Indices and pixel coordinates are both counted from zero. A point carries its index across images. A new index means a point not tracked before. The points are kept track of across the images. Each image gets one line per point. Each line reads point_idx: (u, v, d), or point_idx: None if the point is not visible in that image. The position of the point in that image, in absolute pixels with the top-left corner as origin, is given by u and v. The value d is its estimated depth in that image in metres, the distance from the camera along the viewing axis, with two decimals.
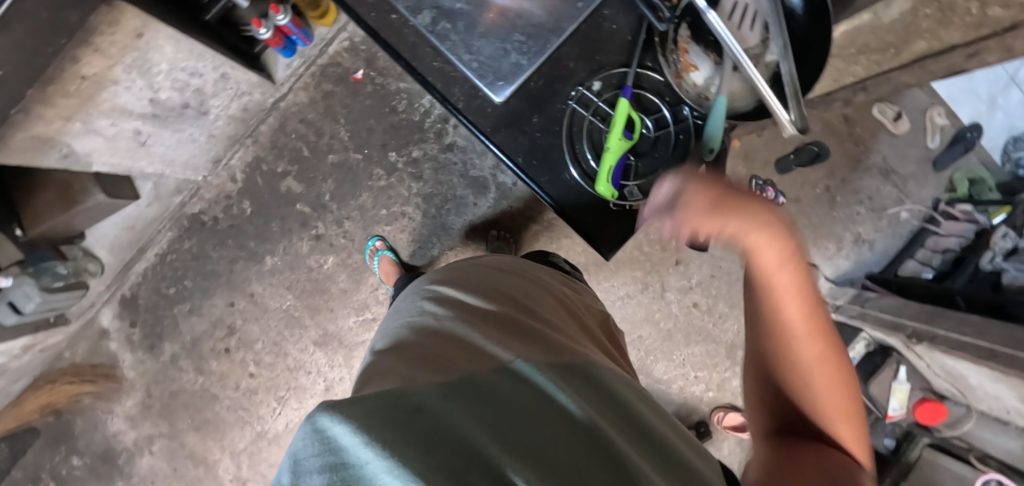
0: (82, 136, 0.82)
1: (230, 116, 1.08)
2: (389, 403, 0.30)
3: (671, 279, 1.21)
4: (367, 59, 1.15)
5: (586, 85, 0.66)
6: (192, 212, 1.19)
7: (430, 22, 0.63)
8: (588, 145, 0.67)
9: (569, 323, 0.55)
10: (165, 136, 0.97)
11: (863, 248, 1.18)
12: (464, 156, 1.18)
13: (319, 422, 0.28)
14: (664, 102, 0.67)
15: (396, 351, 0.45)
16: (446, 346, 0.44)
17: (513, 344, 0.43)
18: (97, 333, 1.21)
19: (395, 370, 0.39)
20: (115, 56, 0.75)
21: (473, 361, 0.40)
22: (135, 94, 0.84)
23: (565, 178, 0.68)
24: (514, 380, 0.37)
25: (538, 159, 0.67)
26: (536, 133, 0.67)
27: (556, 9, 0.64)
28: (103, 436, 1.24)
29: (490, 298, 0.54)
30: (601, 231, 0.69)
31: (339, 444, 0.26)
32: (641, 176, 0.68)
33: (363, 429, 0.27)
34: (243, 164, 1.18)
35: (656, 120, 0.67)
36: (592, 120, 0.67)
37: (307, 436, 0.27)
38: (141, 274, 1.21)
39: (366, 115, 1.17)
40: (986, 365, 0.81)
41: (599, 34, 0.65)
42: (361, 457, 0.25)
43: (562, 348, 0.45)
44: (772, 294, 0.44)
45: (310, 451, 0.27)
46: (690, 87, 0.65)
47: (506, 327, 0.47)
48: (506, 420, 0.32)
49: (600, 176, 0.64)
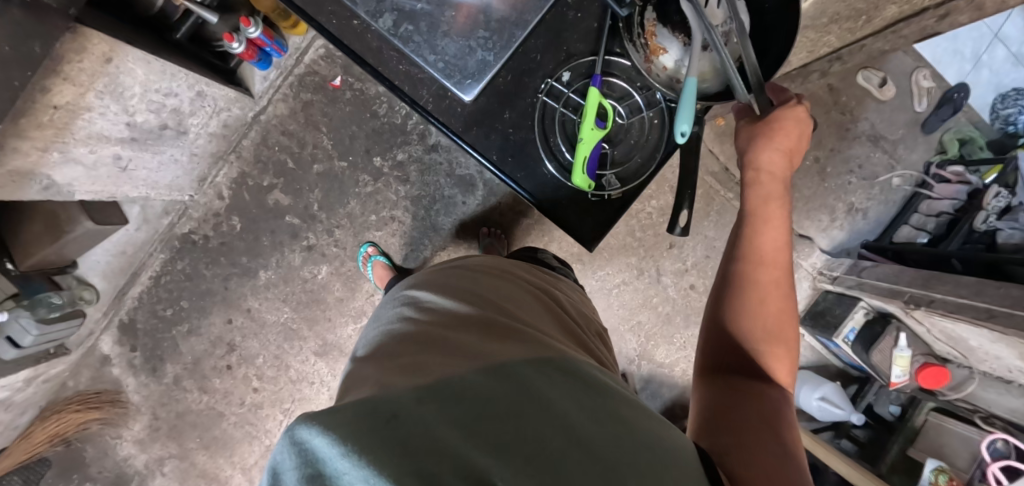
0: (61, 166, 0.82)
1: (210, 133, 1.07)
2: (364, 412, 0.31)
3: (666, 263, 1.20)
4: (343, 65, 1.14)
5: (555, 77, 0.66)
6: (182, 232, 1.18)
7: (392, 25, 0.61)
8: (562, 137, 0.67)
9: (549, 320, 0.56)
10: (147, 159, 0.97)
11: (857, 217, 1.18)
12: (449, 155, 1.17)
13: (297, 436, 0.29)
14: (635, 88, 0.67)
15: (375, 360, 0.45)
16: (422, 350, 0.44)
17: (490, 346, 0.44)
18: (98, 360, 1.21)
19: (373, 378, 0.40)
20: (85, 84, 0.76)
21: (448, 362, 0.41)
22: (111, 120, 0.84)
23: (542, 172, 0.67)
24: (490, 377, 0.38)
25: (513, 156, 0.67)
26: (508, 129, 0.66)
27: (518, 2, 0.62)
28: (114, 461, 1.25)
29: (467, 298, 0.54)
30: (582, 224, 0.69)
31: (318, 455, 0.28)
32: (617, 164, 0.69)
33: (339, 438, 0.28)
34: (229, 181, 1.17)
35: (628, 107, 0.68)
36: (564, 111, 0.66)
37: (288, 449, 0.29)
38: (136, 298, 1.20)
39: (347, 122, 1.16)
40: (986, 326, 0.80)
41: (566, 23, 0.64)
42: (339, 468, 0.27)
43: (538, 345, 0.45)
44: (766, 213, 0.55)
45: (290, 463, 0.28)
46: (661, 70, 0.63)
47: (486, 330, 0.48)
48: (485, 416, 0.33)
49: (576, 168, 0.65)
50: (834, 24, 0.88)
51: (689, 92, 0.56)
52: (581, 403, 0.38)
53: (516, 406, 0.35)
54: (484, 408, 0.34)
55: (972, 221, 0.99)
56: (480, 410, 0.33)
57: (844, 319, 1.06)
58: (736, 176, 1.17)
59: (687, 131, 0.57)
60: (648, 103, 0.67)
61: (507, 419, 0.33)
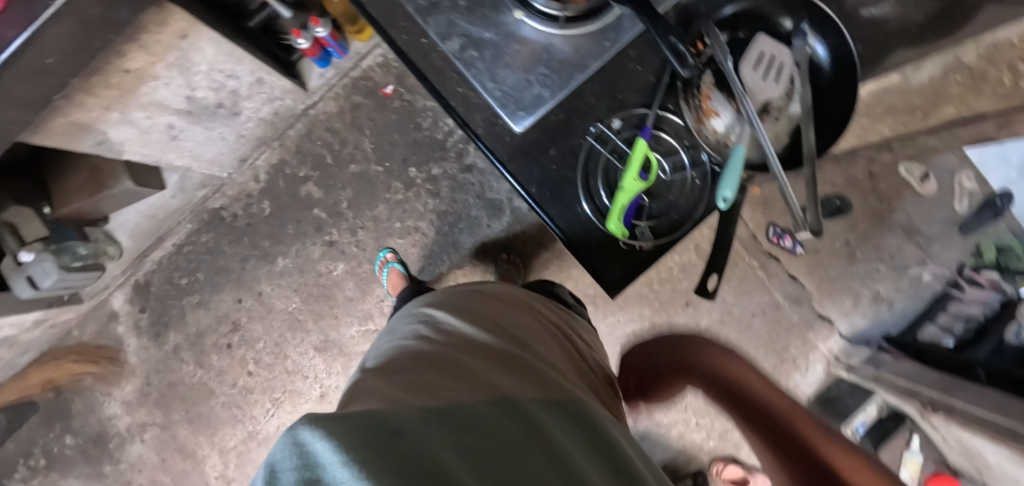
0: (118, 125, 0.85)
1: (260, 118, 1.11)
2: (375, 424, 0.30)
3: (679, 321, 1.19)
4: (397, 76, 1.19)
5: (606, 120, 0.56)
6: (213, 207, 1.21)
7: (458, 49, 0.54)
8: (604, 182, 0.57)
9: (563, 360, 0.55)
10: (196, 132, 1.01)
11: (881, 307, 1.14)
12: (482, 178, 1.19)
13: (299, 437, 0.27)
14: (682, 146, 0.57)
15: (384, 373, 0.44)
16: (432, 373, 0.43)
17: (503, 379, 0.43)
18: (106, 315, 1.24)
19: (383, 392, 0.39)
20: (158, 54, 0.79)
21: (460, 390, 0.39)
22: (173, 91, 0.88)
23: (576, 214, 0.56)
24: (502, 412, 0.37)
25: (553, 191, 0.56)
26: (551, 165, 0.56)
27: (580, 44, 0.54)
28: (98, 418, 1.26)
29: (485, 326, 0.53)
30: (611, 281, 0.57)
31: (318, 460, 0.26)
32: (652, 217, 0.57)
33: (341, 445, 0.26)
34: (268, 166, 1.21)
35: (673, 163, 0.57)
36: (609, 157, 0.56)
37: (287, 448, 0.27)
38: (157, 262, 1.23)
39: (390, 129, 1.20)
40: (1005, 444, 0.76)
41: (624, 72, 0.56)
42: (338, 475, 0.25)
43: (552, 387, 0.44)
44: None
45: (287, 463, 0.26)
46: (710, 136, 0.55)
47: (502, 363, 0.47)
48: (492, 455, 0.31)
49: (613, 213, 0.53)
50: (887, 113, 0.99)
51: (737, 157, 0.51)
52: (589, 460, 0.36)
53: (524, 446, 0.33)
54: (491, 444, 0.32)
55: (1003, 332, 0.95)
56: (490, 447, 0.32)
57: (856, 411, 1.10)
58: (764, 246, 1.16)
59: (730, 198, 0.51)
60: (693, 164, 0.57)
61: (514, 459, 0.32)
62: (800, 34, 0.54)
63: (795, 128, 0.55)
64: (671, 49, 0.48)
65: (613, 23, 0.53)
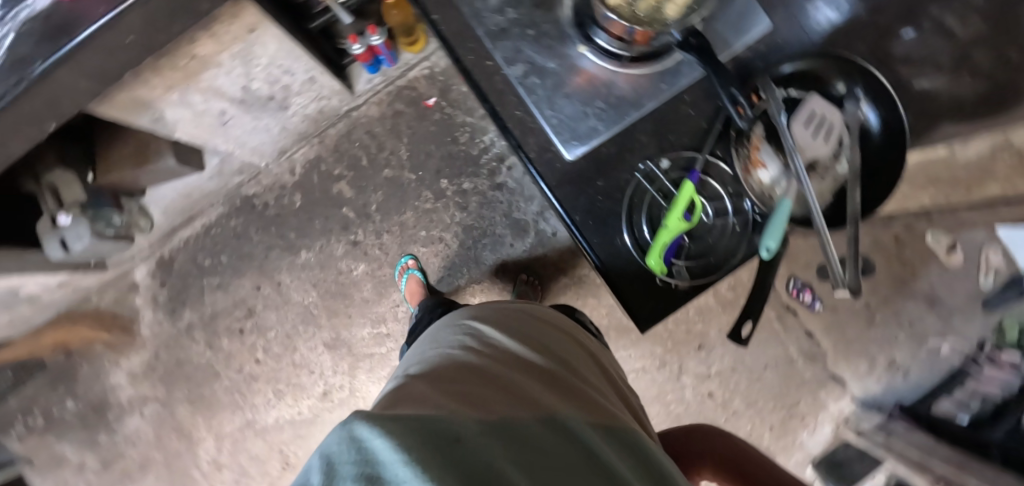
0: (176, 106, 0.88)
1: (305, 114, 1.15)
2: (433, 429, 0.30)
3: (690, 363, 1.18)
4: (441, 89, 1.22)
5: (654, 160, 0.57)
6: (246, 193, 1.24)
7: (522, 74, 0.57)
8: (647, 219, 0.57)
9: (603, 384, 0.55)
10: (245, 120, 1.04)
11: (897, 375, 1.13)
12: (511, 197, 1.21)
13: (355, 432, 0.28)
14: (726, 193, 0.57)
15: (432, 377, 0.45)
16: (480, 381, 0.44)
17: (549, 398, 0.43)
18: (126, 286, 1.26)
19: (435, 394, 0.40)
20: (225, 44, 0.82)
21: (510, 402, 0.40)
22: (232, 80, 0.91)
23: (616, 244, 0.56)
24: (551, 433, 0.37)
25: (597, 221, 0.56)
26: (598, 195, 0.57)
27: (641, 83, 0.56)
28: (101, 386, 1.27)
29: (529, 343, 0.54)
30: (643, 309, 0.56)
31: (378, 457, 0.27)
32: (691, 257, 0.57)
33: (402, 446, 0.27)
34: (305, 160, 1.24)
35: (715, 208, 0.57)
36: (654, 196, 0.57)
37: (345, 443, 0.28)
38: (184, 240, 1.26)
39: (428, 139, 1.23)
40: None
41: (677, 116, 0.57)
42: (398, 475, 0.26)
43: (598, 411, 0.44)
44: None
45: (346, 456, 0.27)
46: (756, 186, 0.55)
47: (548, 382, 0.47)
48: (543, 476, 0.32)
49: (653, 248, 0.54)
50: (932, 185, 1.04)
51: (781, 212, 0.50)
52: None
53: (574, 468, 0.33)
54: (542, 462, 0.33)
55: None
56: (542, 468, 0.32)
57: (863, 477, 1.02)
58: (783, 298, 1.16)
59: (773, 248, 0.51)
60: (735, 210, 0.57)
61: (566, 479, 0.32)
62: (852, 98, 0.54)
63: (840, 187, 0.54)
64: (729, 99, 0.51)
65: (671, 68, 0.56)
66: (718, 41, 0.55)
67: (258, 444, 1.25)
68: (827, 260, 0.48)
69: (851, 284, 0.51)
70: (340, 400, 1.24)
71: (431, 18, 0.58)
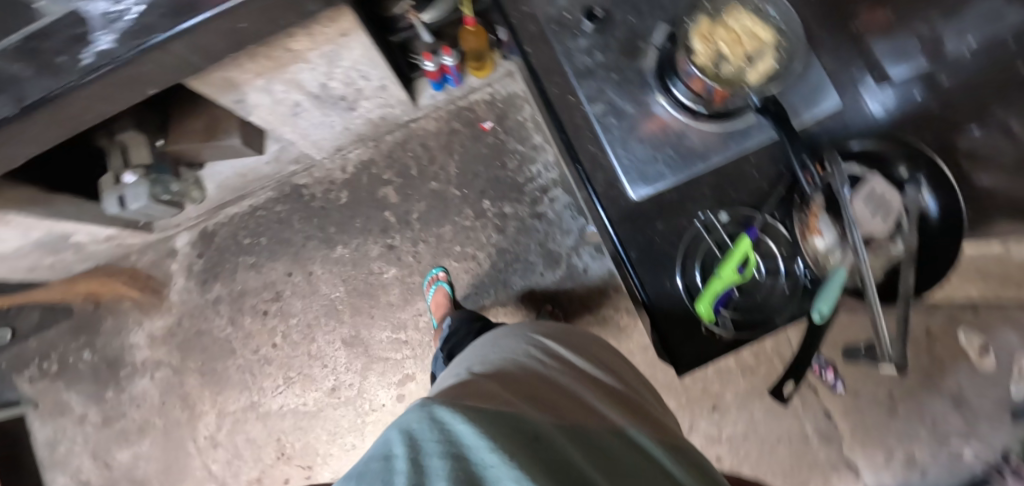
0: (259, 91, 0.94)
1: (369, 118, 1.21)
2: (511, 425, 0.33)
3: (701, 423, 1.17)
4: (499, 114, 1.28)
5: (714, 212, 0.59)
6: (298, 182, 1.30)
7: (601, 112, 0.61)
8: (700, 266, 0.59)
9: (660, 406, 0.55)
10: (314, 114, 1.10)
11: (913, 472, 1.10)
12: (549, 227, 1.24)
13: (438, 416, 0.32)
14: (780, 254, 0.59)
15: (501, 370, 0.46)
16: (548, 384, 0.45)
17: (614, 410, 0.44)
18: (166, 250, 1.30)
19: (508, 389, 0.42)
20: (318, 43, 0.88)
21: (577, 410, 0.41)
22: (314, 76, 0.96)
23: (665, 285, 0.58)
24: (615, 446, 0.38)
25: (651, 260, 0.59)
26: (655, 236, 0.59)
27: (711, 138, 0.59)
28: (120, 343, 1.30)
29: (593, 355, 0.54)
30: (683, 352, 0.57)
31: (461, 441, 0.30)
32: (738, 310, 0.58)
33: (486, 434, 0.31)
34: (358, 161, 1.29)
35: (767, 267, 0.59)
36: (710, 245, 0.59)
37: (429, 424, 0.31)
38: (229, 216, 1.30)
39: (478, 160, 1.27)
40: None
41: (741, 174, 0.59)
42: (484, 459, 0.29)
43: (659, 432, 0.45)
44: None
45: (430, 435, 0.31)
46: (811, 251, 0.57)
47: (612, 395, 0.47)
48: None
49: (704, 295, 0.56)
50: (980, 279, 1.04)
51: (835, 280, 0.52)
52: None
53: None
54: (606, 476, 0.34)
55: None
56: (609, 476, 0.35)
57: None
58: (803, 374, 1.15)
59: (824, 312, 0.52)
60: (786, 272, 0.59)
61: None
62: (914, 183, 0.55)
63: (894, 267, 0.55)
64: (799, 164, 0.54)
65: (741, 129, 0.59)
66: (790, 108, 0.58)
67: (258, 428, 1.26)
68: (876, 333, 0.50)
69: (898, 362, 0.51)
70: (348, 398, 1.24)
71: (525, 50, 0.63)
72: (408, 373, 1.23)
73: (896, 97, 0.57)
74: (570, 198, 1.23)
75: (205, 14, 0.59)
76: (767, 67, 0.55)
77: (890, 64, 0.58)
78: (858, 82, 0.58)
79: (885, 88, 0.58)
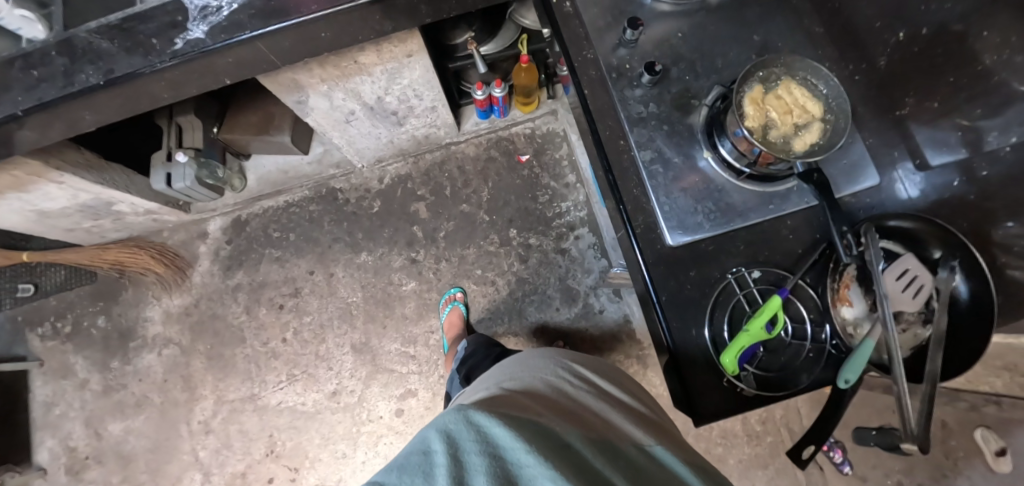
0: (320, 96, 0.99)
1: (413, 135, 1.26)
2: (543, 433, 0.37)
3: None
4: (537, 149, 1.33)
5: (747, 268, 0.61)
6: (334, 186, 1.34)
7: (649, 159, 0.63)
8: (728, 320, 0.60)
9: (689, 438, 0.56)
10: (364, 124, 1.15)
11: None
12: (571, 264, 1.26)
13: (475, 418, 0.36)
14: (809, 318, 0.60)
15: (535, 385, 0.49)
16: (578, 403, 0.47)
17: (642, 431, 0.46)
18: (198, 232, 1.34)
19: (542, 402, 0.44)
20: (384, 59, 0.93)
21: (604, 428, 0.44)
22: (373, 88, 1.01)
23: (692, 333, 0.59)
24: (641, 462, 0.41)
25: (681, 307, 0.60)
26: (687, 284, 0.61)
27: (751, 198, 0.62)
28: (135, 314, 1.32)
29: (624, 381, 0.56)
30: (704, 403, 0.57)
31: (497, 442, 0.35)
32: (761, 369, 0.59)
33: (521, 437, 0.35)
34: (395, 174, 1.34)
35: (794, 328, 0.60)
36: (740, 301, 0.60)
37: (467, 424, 0.36)
38: (263, 209, 1.34)
39: (511, 190, 1.31)
40: None
41: (776, 236, 0.61)
42: (520, 460, 0.34)
43: (689, 454, 0.46)
44: None
45: (468, 435, 0.35)
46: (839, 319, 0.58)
47: (642, 418, 0.49)
48: None
49: (730, 348, 0.56)
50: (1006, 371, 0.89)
51: (862, 351, 0.53)
52: None
53: None
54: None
55: None
56: None
57: None
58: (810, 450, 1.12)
59: (851, 380, 0.54)
60: (813, 337, 0.59)
61: None
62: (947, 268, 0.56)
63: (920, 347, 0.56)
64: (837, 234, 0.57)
65: (781, 192, 0.62)
66: (831, 180, 0.60)
67: (254, 420, 1.25)
68: (899, 408, 0.51)
69: (920, 440, 0.52)
70: (347, 403, 1.24)
71: (583, 92, 0.67)
72: (411, 388, 1.23)
73: (935, 183, 0.60)
74: (594, 239, 1.27)
75: (294, 19, 0.63)
76: (811, 140, 0.60)
77: (931, 152, 0.61)
78: (900, 165, 0.61)
79: (923, 173, 0.60)
